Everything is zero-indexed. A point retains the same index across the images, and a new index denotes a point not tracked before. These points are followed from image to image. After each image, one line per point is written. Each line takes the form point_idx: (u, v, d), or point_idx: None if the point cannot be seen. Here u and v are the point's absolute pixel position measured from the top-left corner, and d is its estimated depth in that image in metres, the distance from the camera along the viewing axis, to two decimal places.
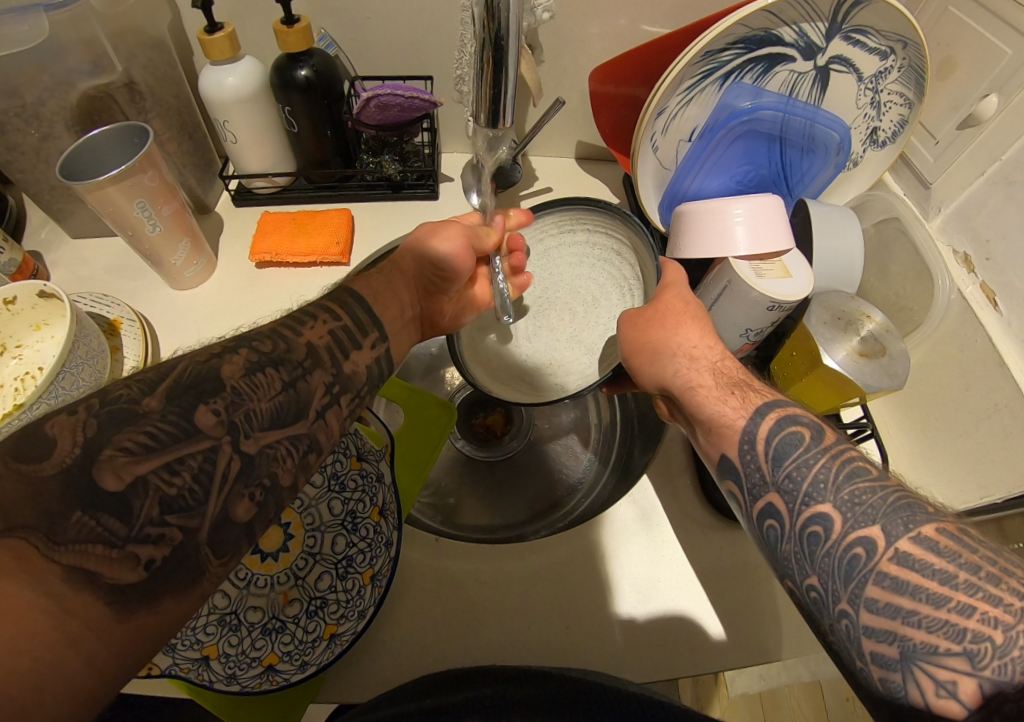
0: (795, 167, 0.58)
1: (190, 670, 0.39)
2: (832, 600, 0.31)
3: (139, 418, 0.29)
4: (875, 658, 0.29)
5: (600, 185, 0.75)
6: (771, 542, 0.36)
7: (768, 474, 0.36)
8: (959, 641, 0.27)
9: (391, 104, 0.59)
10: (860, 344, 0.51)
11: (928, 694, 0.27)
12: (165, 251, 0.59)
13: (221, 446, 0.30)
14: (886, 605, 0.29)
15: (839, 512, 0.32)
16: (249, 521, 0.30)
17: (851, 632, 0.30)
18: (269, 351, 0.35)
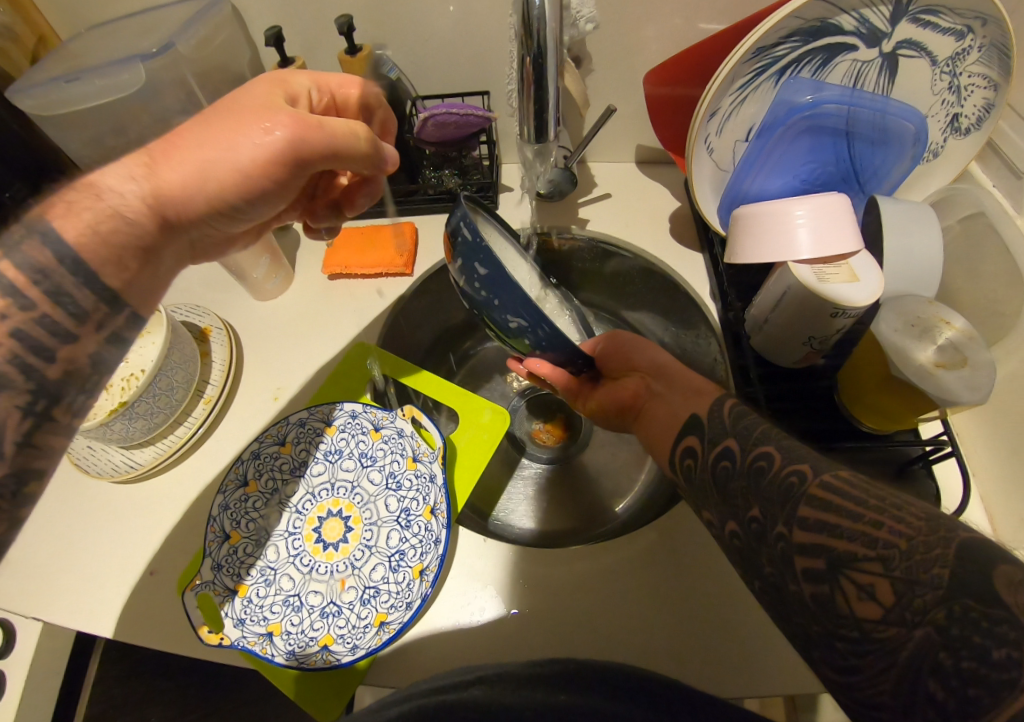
0: (866, 162, 0.54)
1: (255, 643, 0.45)
2: (771, 527, 0.33)
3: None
4: (807, 575, 0.31)
5: (660, 188, 0.73)
6: (722, 480, 0.38)
7: (730, 425, 0.40)
8: (873, 548, 0.29)
9: (447, 122, 0.62)
10: (936, 354, 0.47)
11: (851, 601, 0.29)
12: (248, 265, 0.65)
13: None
14: (816, 522, 0.31)
15: (780, 451, 0.36)
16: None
17: (786, 553, 0.32)
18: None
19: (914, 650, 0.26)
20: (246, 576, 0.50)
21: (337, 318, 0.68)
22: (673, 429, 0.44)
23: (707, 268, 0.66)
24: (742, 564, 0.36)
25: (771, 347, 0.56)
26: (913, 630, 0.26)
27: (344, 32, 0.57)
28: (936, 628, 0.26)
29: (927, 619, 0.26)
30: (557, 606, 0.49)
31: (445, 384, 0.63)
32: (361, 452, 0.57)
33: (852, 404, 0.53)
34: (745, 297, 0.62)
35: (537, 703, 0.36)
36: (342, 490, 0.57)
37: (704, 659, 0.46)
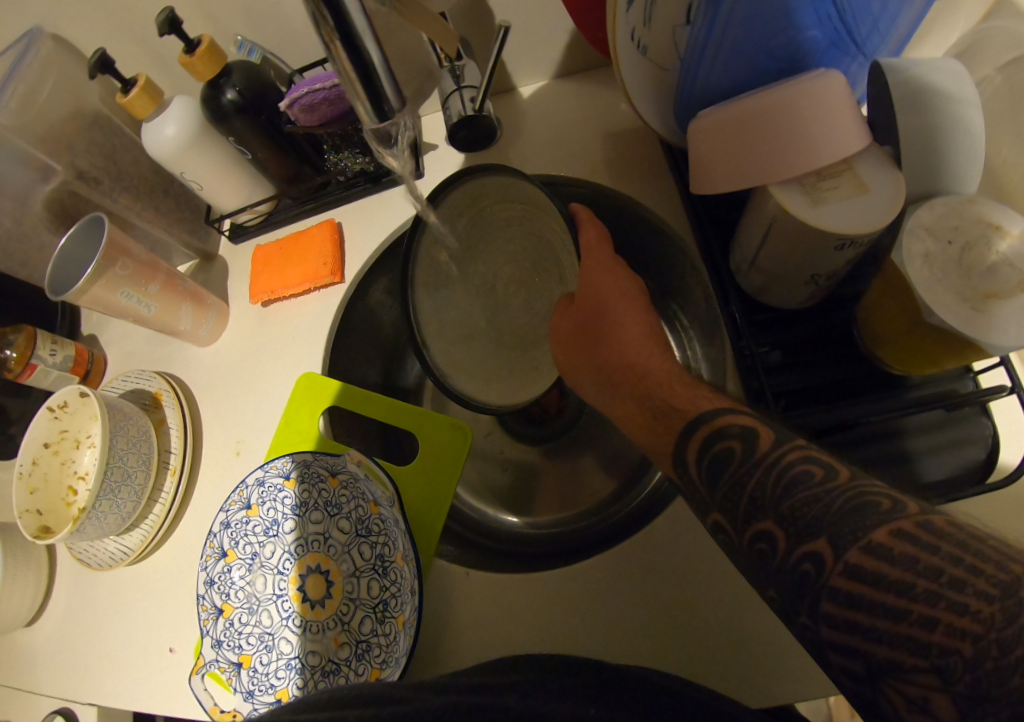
0: (860, 13, 0.39)
1: (269, 711, 0.46)
2: (793, 614, 0.28)
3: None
4: (846, 673, 0.26)
5: (609, 102, 0.58)
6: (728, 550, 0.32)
7: (709, 494, 0.33)
8: (925, 656, 0.23)
9: (318, 102, 0.50)
10: (990, 282, 0.34)
11: (900, 710, 0.24)
12: (172, 322, 0.59)
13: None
14: (845, 621, 0.26)
15: (783, 525, 0.29)
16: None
17: (817, 644, 0.27)
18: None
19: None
20: (246, 646, 0.49)
21: (281, 351, 0.61)
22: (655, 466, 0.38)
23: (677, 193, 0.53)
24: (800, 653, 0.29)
25: (767, 284, 0.44)
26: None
27: (166, 28, 0.46)
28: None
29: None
30: (560, 635, 0.45)
31: (389, 404, 0.56)
32: (326, 502, 0.52)
33: (877, 346, 0.42)
34: (728, 227, 0.49)
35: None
36: (316, 544, 0.52)
37: (731, 673, 0.41)
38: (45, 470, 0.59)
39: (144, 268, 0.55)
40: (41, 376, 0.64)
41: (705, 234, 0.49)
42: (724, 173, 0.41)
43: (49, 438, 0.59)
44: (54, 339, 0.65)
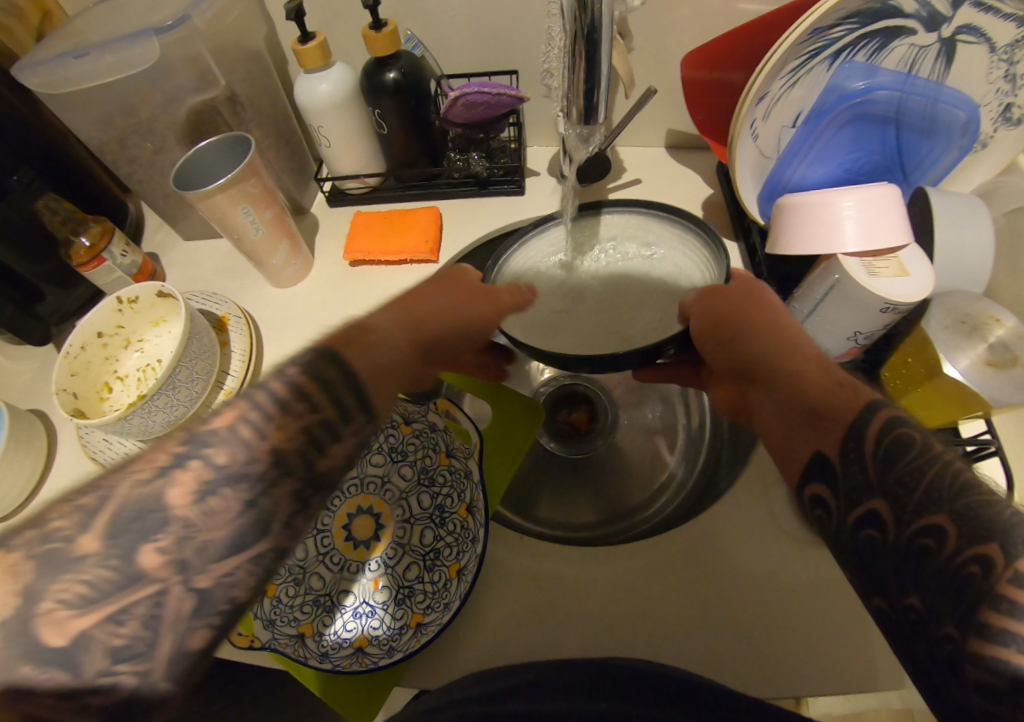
0: (912, 151, 0.53)
1: (287, 645, 0.43)
2: (934, 622, 0.29)
3: (76, 563, 0.28)
4: (980, 688, 0.26)
5: (692, 175, 0.69)
6: (869, 554, 0.34)
7: (879, 477, 0.34)
8: None
9: (477, 102, 0.58)
10: (987, 353, 0.46)
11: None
12: (266, 252, 0.62)
13: (171, 589, 0.30)
14: (1001, 632, 0.26)
15: (955, 523, 0.29)
16: (66, 646, 0.27)
17: (955, 657, 0.28)
18: (225, 464, 0.32)
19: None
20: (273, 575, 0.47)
21: (359, 307, 0.64)
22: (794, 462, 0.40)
23: (744, 257, 0.63)
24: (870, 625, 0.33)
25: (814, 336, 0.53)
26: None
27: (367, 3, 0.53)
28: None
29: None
30: (597, 609, 0.47)
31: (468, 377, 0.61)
32: (390, 447, 0.56)
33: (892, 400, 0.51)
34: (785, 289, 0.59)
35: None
36: (372, 487, 0.56)
37: (755, 664, 0.44)
38: (89, 358, 0.59)
39: (267, 195, 0.58)
40: (103, 272, 0.64)
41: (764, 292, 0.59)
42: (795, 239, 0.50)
43: (104, 328, 0.59)
44: (127, 242, 0.66)
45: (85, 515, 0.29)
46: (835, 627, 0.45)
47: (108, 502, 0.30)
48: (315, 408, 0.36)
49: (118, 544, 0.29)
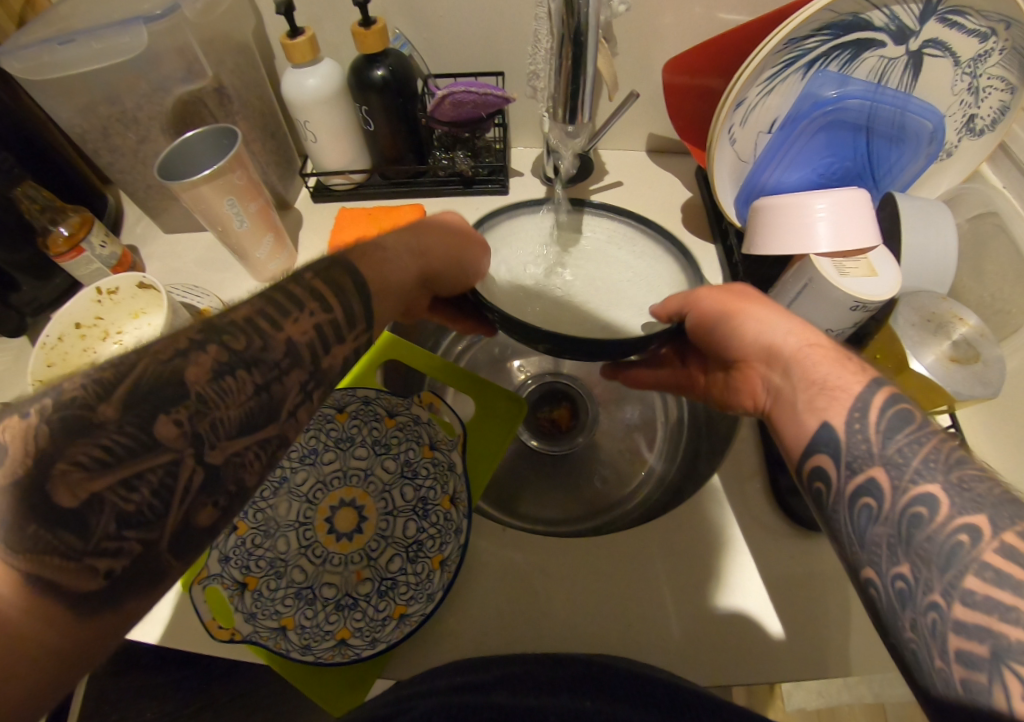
0: (882, 159, 0.55)
1: (267, 638, 0.42)
2: (921, 591, 0.30)
3: (94, 428, 0.28)
4: (960, 656, 0.27)
5: (672, 178, 0.71)
6: (863, 525, 0.34)
7: (877, 451, 0.34)
8: None
9: (465, 102, 0.58)
10: (951, 349, 0.48)
11: (1013, 698, 0.25)
12: (251, 245, 0.62)
13: (186, 458, 0.30)
14: (982, 598, 0.27)
15: (947, 495, 0.30)
16: (81, 506, 0.26)
17: (939, 626, 0.28)
18: (245, 349, 0.33)
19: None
20: (253, 568, 0.47)
21: None
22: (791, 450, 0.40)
23: (720, 258, 0.65)
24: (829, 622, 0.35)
25: None
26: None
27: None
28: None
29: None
30: (579, 599, 0.47)
31: (453, 369, 0.61)
32: (374, 440, 0.57)
33: None
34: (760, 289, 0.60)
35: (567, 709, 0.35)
36: (355, 479, 0.57)
37: (731, 652, 0.45)
38: (66, 349, 0.58)
39: (253, 188, 0.58)
40: (81, 264, 0.63)
41: None
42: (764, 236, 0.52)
43: (82, 319, 0.58)
44: (106, 233, 0.65)
45: (104, 380, 0.29)
46: (808, 615, 0.46)
47: (129, 366, 0.30)
48: (326, 306, 0.38)
49: (141, 412, 0.29)
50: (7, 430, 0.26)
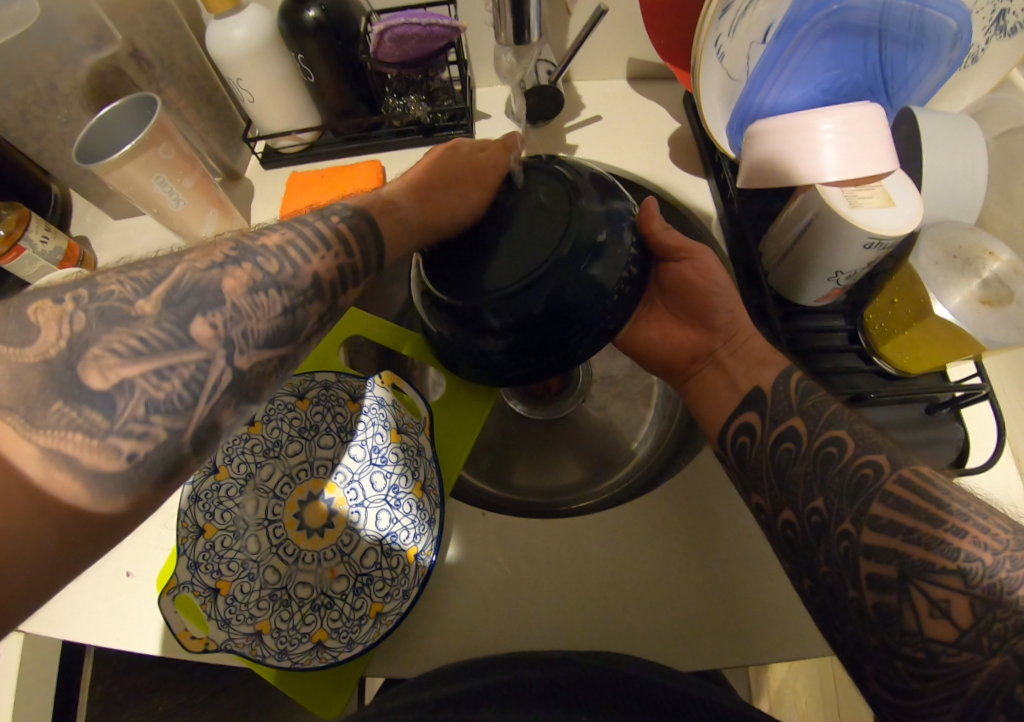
0: (897, 69, 0.48)
1: (245, 644, 0.40)
2: (834, 523, 0.34)
3: (133, 320, 0.27)
4: (871, 582, 0.31)
5: (657, 108, 0.63)
6: (783, 464, 0.39)
7: (795, 403, 0.40)
8: (954, 560, 0.29)
9: (408, 36, 0.51)
10: (980, 290, 0.42)
11: (921, 616, 0.29)
12: (195, 224, 0.56)
13: (217, 358, 0.28)
14: (888, 523, 0.32)
15: (851, 436, 0.36)
16: (110, 389, 0.25)
17: (850, 553, 0.33)
18: (277, 273, 0.32)
19: (988, 680, 0.26)
20: (224, 572, 0.44)
21: None
22: (723, 410, 0.45)
23: (714, 195, 0.58)
24: (792, 554, 0.37)
25: (791, 278, 0.50)
26: (988, 657, 0.27)
27: None
28: (1015, 660, 0.26)
29: (1007, 647, 0.26)
30: (568, 586, 0.44)
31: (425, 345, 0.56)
32: (340, 426, 0.53)
33: (878, 344, 0.47)
34: (757, 227, 0.54)
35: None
36: (322, 469, 0.53)
37: (740, 633, 0.42)
38: None
39: (187, 165, 0.52)
40: (26, 264, 0.58)
41: (739, 232, 0.54)
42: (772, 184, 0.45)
43: None
44: (48, 226, 0.59)
45: (142, 282, 0.28)
46: None
47: (166, 275, 0.29)
48: (351, 256, 0.36)
49: (175, 311, 0.28)
50: (41, 312, 0.26)
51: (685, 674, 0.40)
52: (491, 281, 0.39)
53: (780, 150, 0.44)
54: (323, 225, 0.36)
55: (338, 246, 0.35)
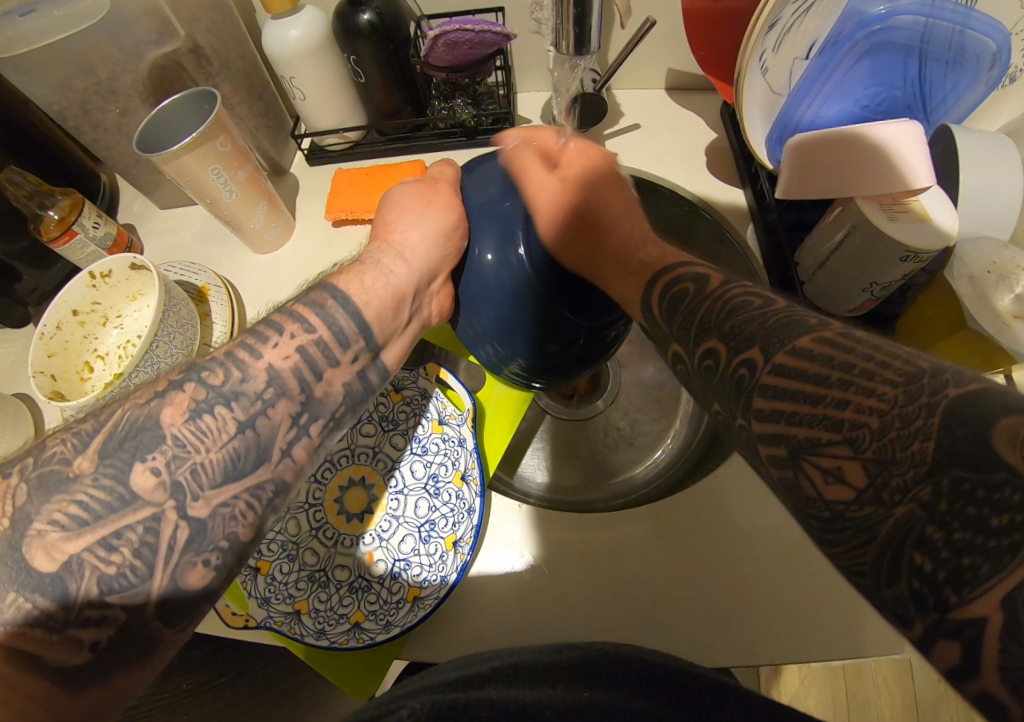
0: (935, 87, 0.49)
1: (282, 623, 0.42)
2: (732, 416, 0.30)
3: (71, 481, 0.30)
4: (769, 459, 0.26)
5: (695, 119, 0.64)
6: (672, 312, 0.37)
7: (666, 279, 0.39)
8: (839, 430, 0.24)
9: (460, 42, 0.52)
10: (1016, 305, 0.41)
11: (818, 485, 0.24)
12: (244, 216, 0.58)
13: (166, 513, 0.31)
14: (776, 393, 0.27)
15: (725, 341, 0.31)
16: (57, 570, 0.28)
17: (749, 442, 0.28)
18: (222, 384, 0.35)
19: (897, 526, 0.21)
20: (266, 552, 0.46)
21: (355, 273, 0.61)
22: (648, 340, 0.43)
23: (749, 204, 0.59)
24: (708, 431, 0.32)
25: (827, 287, 0.51)
26: (893, 508, 0.22)
27: None
28: (920, 504, 0.21)
29: (910, 496, 0.21)
30: (598, 578, 0.46)
31: None
32: (382, 416, 0.54)
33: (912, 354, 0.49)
34: (793, 239, 0.55)
35: (560, 698, 0.32)
36: (363, 457, 0.54)
37: (768, 635, 0.43)
38: (67, 338, 0.55)
39: (242, 162, 0.54)
40: (76, 248, 0.59)
41: (775, 242, 0.56)
42: (820, 184, 0.46)
43: (80, 306, 0.55)
44: (99, 213, 0.60)
45: (82, 437, 0.32)
46: (844, 586, 0.44)
47: (102, 426, 0.32)
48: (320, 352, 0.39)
49: (113, 464, 0.31)
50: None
51: (714, 669, 0.41)
52: (551, 288, 0.43)
53: (826, 153, 0.45)
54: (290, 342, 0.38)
55: (292, 325, 0.39)
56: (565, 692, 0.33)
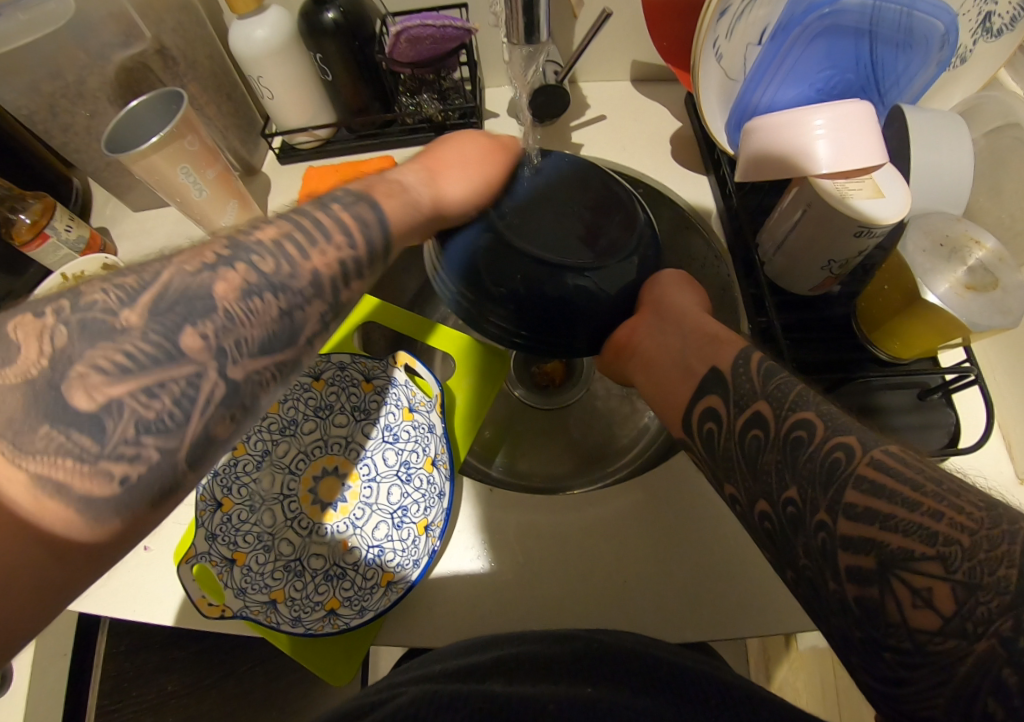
0: (888, 69, 0.50)
1: (259, 612, 0.41)
2: (809, 514, 0.29)
3: (118, 333, 0.26)
4: (851, 574, 0.27)
5: (659, 109, 0.65)
6: (752, 454, 0.33)
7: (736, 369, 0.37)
8: (933, 546, 0.25)
9: (422, 37, 0.54)
10: (967, 277, 0.43)
11: (903, 606, 0.25)
12: (215, 214, 0.58)
13: (208, 371, 0.27)
14: (864, 512, 0.27)
15: (821, 420, 0.31)
16: (98, 410, 0.25)
17: (828, 546, 0.28)
18: (272, 272, 0.30)
19: (977, 662, 0.23)
20: (242, 544, 0.45)
21: None
22: (687, 387, 0.41)
23: (713, 190, 0.60)
24: (771, 544, 0.32)
25: (789, 266, 0.52)
26: (975, 643, 0.23)
27: None
28: (1000, 641, 0.22)
29: (991, 630, 0.23)
30: (570, 556, 0.46)
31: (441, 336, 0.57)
32: (354, 405, 0.55)
33: (869, 334, 0.49)
34: (756, 223, 0.56)
35: (556, 692, 0.33)
36: (336, 447, 0.56)
37: (735, 610, 0.43)
38: None
39: (212, 160, 0.55)
40: (49, 252, 0.60)
41: (738, 228, 0.57)
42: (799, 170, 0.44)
43: None
44: (72, 216, 0.61)
45: (127, 290, 0.27)
46: None
47: (154, 280, 0.27)
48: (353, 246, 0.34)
49: (160, 316, 0.27)
50: (21, 328, 0.25)
51: (679, 643, 0.42)
52: (529, 239, 0.42)
53: (784, 136, 0.44)
54: (333, 211, 0.34)
55: (338, 235, 0.34)
56: (569, 689, 0.33)
